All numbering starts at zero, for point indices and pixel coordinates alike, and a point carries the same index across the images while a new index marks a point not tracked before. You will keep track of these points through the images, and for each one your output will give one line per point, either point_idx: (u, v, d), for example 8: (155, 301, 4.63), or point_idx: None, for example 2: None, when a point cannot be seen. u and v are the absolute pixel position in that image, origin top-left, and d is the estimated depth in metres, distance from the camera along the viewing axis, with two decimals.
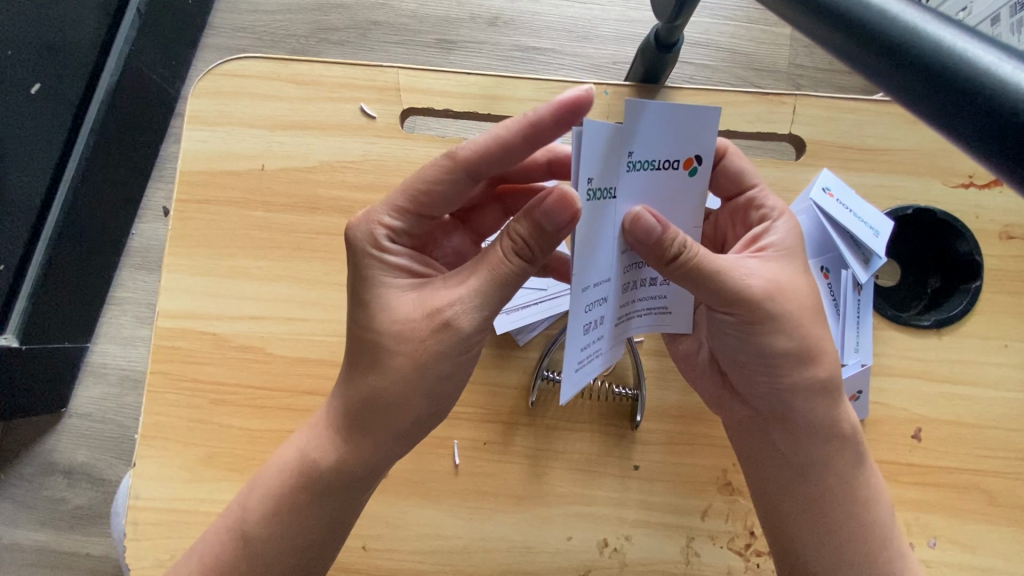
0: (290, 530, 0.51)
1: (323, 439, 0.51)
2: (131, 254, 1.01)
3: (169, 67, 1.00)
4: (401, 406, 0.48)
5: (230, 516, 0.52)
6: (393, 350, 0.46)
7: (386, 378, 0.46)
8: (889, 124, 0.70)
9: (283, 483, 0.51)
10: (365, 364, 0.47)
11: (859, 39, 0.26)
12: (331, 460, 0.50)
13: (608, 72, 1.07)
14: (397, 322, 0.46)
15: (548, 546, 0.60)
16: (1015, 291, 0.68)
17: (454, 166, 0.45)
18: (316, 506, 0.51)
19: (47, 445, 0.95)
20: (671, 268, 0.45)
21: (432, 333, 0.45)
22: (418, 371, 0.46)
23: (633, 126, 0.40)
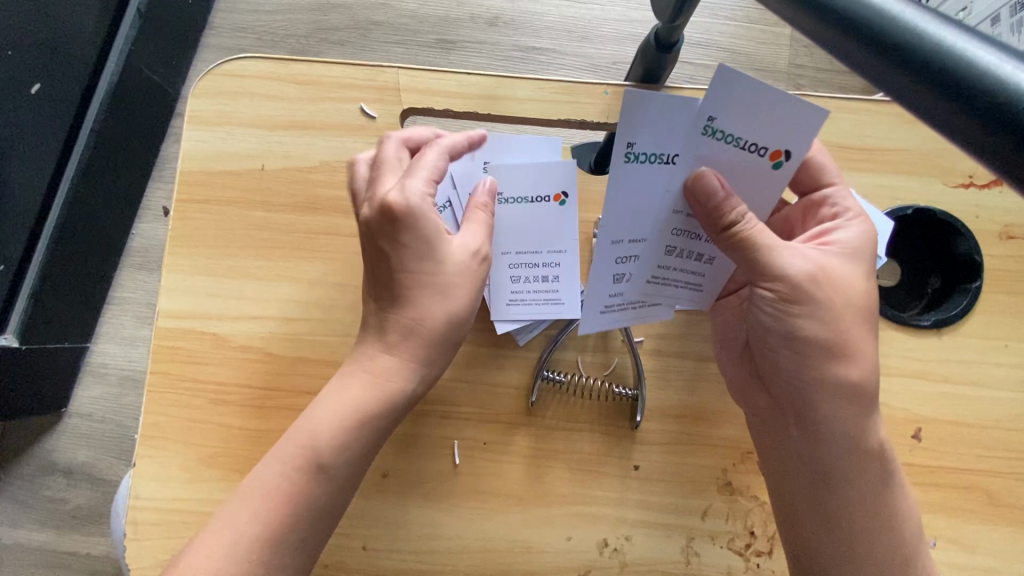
0: (350, 461, 0.53)
1: (388, 376, 0.54)
2: (131, 254, 1.01)
3: (169, 67, 1.00)
4: (456, 326, 0.55)
5: (294, 453, 0.52)
6: (451, 281, 0.53)
7: (445, 306, 0.53)
8: (889, 124, 0.70)
9: (344, 422, 0.52)
10: (426, 300, 0.53)
11: (859, 39, 0.26)
12: (393, 382, 0.54)
13: (608, 72, 1.07)
14: (451, 262, 0.53)
15: (548, 546, 0.60)
16: (1015, 291, 0.68)
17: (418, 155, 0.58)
18: (372, 441, 0.54)
19: (47, 445, 0.95)
20: (722, 231, 0.50)
21: (477, 267, 0.54)
22: (471, 295, 0.54)
23: (728, 104, 0.45)
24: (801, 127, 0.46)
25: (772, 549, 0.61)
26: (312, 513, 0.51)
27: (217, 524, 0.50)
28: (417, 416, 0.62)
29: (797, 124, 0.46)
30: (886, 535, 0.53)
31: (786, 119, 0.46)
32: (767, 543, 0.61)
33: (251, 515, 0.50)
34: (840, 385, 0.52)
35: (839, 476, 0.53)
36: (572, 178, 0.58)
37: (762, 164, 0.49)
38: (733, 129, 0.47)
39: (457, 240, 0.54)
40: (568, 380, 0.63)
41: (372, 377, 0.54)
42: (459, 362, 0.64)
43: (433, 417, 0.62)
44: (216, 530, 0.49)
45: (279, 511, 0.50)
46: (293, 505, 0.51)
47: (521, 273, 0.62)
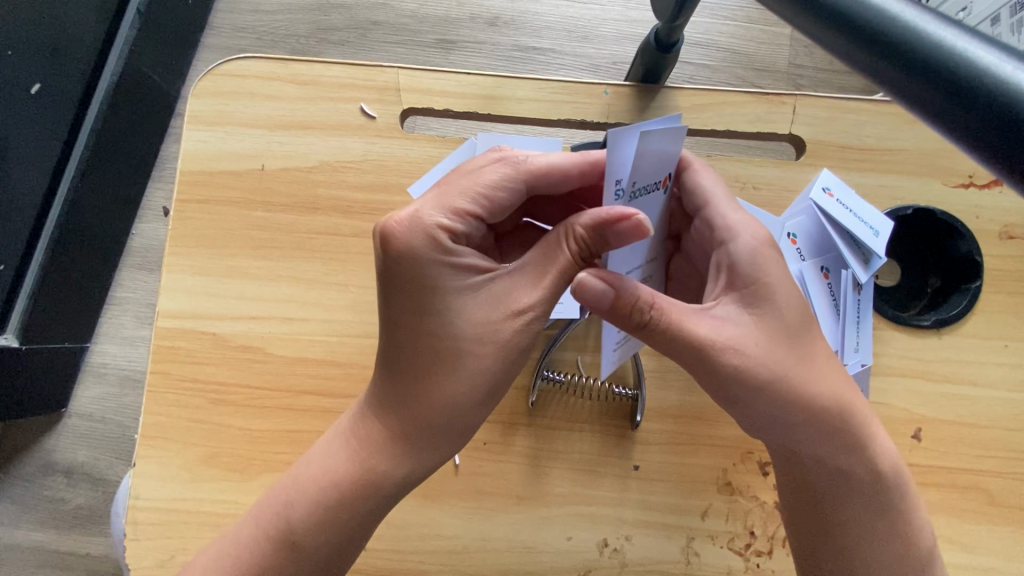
0: (342, 535, 0.50)
1: (378, 446, 0.50)
2: (131, 254, 1.01)
3: (169, 67, 1.00)
4: (468, 409, 0.48)
5: (270, 522, 0.51)
6: (469, 353, 0.46)
7: (460, 382, 0.46)
8: (889, 124, 0.70)
9: (330, 487, 0.50)
10: (438, 369, 0.46)
11: (858, 39, 0.26)
12: (379, 463, 0.50)
13: (608, 72, 1.07)
14: (471, 323, 0.46)
15: (548, 546, 0.60)
16: (1015, 291, 0.68)
17: (520, 179, 0.50)
18: (377, 505, 0.50)
19: (47, 445, 0.95)
20: (645, 333, 0.46)
21: (504, 333, 0.46)
22: (491, 369, 0.47)
23: (640, 162, 0.43)
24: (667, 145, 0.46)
25: (772, 549, 0.61)
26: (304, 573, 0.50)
27: (221, 546, 0.52)
28: None
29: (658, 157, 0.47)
30: (898, 547, 0.53)
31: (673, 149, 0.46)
32: (768, 543, 0.61)
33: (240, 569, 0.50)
34: (821, 424, 0.50)
35: (832, 498, 0.53)
36: None
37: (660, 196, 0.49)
38: (646, 180, 0.45)
39: (491, 291, 0.46)
40: (568, 380, 0.63)
41: (354, 446, 0.50)
42: None
43: None
44: (209, 564, 0.50)
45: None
46: (280, 573, 0.50)
47: None
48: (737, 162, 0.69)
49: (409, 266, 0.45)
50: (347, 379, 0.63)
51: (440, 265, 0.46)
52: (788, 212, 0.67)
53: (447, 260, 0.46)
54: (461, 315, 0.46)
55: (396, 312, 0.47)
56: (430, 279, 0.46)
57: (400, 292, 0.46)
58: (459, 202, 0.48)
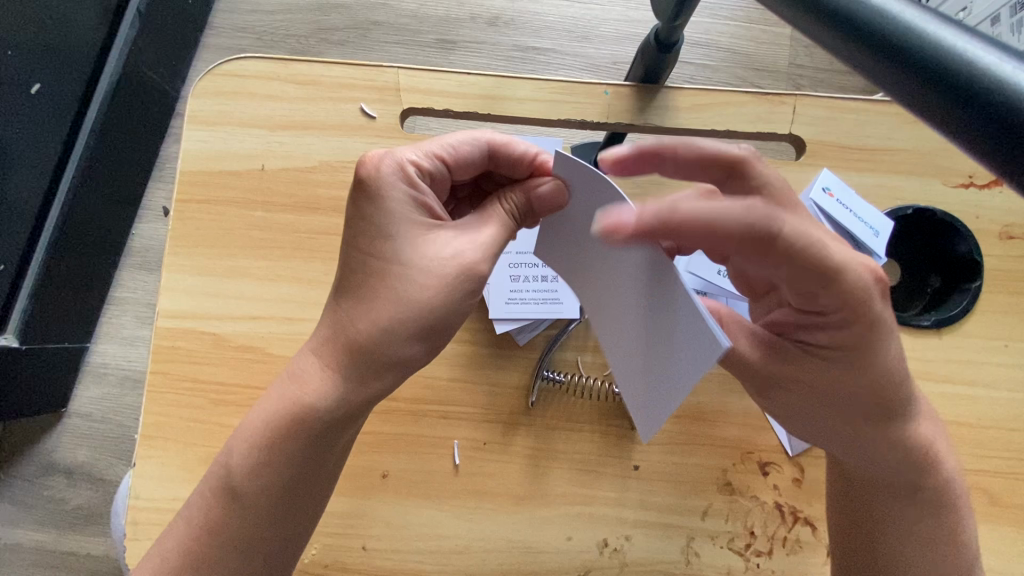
0: (284, 472, 0.49)
1: (314, 375, 0.48)
2: (131, 254, 1.01)
3: (169, 67, 1.00)
4: (403, 347, 0.47)
5: (216, 477, 0.50)
6: (412, 284, 0.46)
7: (397, 312, 0.46)
8: (888, 124, 0.70)
9: (264, 434, 0.48)
10: (382, 294, 0.46)
11: (856, 37, 0.26)
12: (319, 386, 0.48)
13: (609, 72, 1.07)
14: (420, 255, 0.47)
15: (548, 546, 0.60)
16: (1015, 291, 0.68)
17: (485, 143, 0.52)
18: (309, 451, 0.49)
19: (48, 445, 0.95)
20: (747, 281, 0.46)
21: (448, 269, 0.46)
22: (431, 303, 0.46)
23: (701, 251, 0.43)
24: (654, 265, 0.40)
25: (772, 549, 0.61)
26: (257, 527, 0.49)
27: (162, 540, 0.50)
28: (417, 416, 0.62)
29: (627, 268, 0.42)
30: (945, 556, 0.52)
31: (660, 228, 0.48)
32: (767, 543, 0.61)
33: (195, 536, 0.49)
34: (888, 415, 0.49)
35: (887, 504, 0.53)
36: None
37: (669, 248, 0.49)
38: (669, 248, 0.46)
39: (442, 234, 0.48)
40: (568, 380, 0.63)
41: (297, 376, 0.49)
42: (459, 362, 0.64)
43: (433, 417, 0.62)
44: (165, 541, 0.49)
45: (218, 536, 0.48)
46: (229, 524, 0.48)
47: (522, 273, 0.67)
48: None
49: (375, 188, 0.48)
50: None
51: (403, 194, 0.48)
52: None
53: (411, 193, 0.48)
54: (411, 244, 0.47)
55: (356, 232, 0.48)
56: (387, 203, 0.47)
57: (363, 212, 0.48)
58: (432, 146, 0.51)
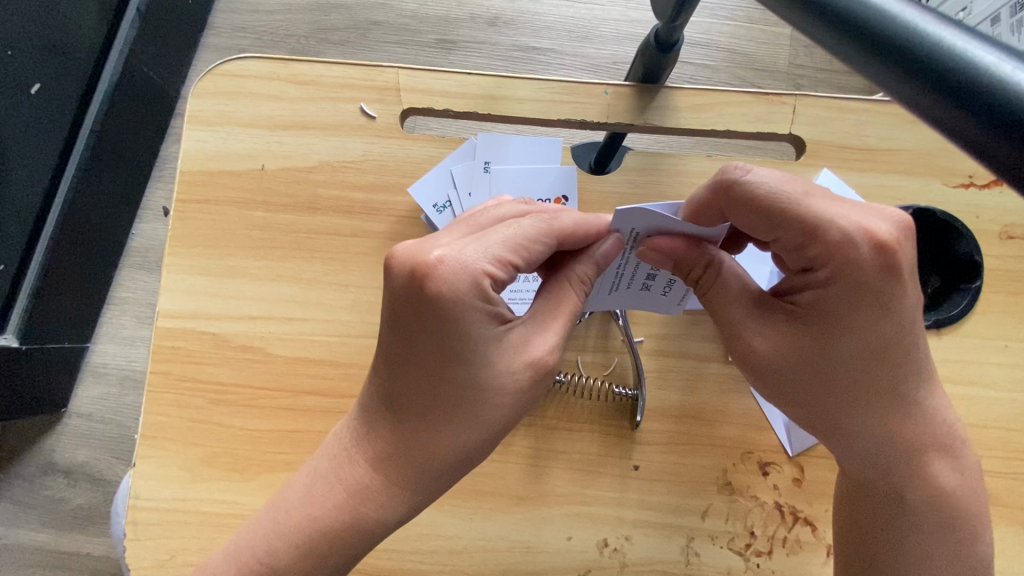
0: (333, 569, 0.50)
1: (375, 494, 0.49)
2: (131, 254, 1.01)
3: (169, 67, 1.00)
4: (476, 453, 0.49)
5: (247, 568, 0.49)
6: (487, 401, 0.47)
7: (474, 430, 0.47)
8: (888, 124, 0.70)
9: (314, 537, 0.49)
10: (452, 414, 0.47)
11: (856, 40, 0.26)
12: (369, 508, 0.49)
13: (608, 72, 1.07)
14: (496, 372, 0.47)
15: (548, 546, 0.60)
16: (1015, 291, 0.68)
17: (553, 236, 0.48)
18: (367, 546, 0.50)
19: (48, 445, 0.95)
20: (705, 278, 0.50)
21: (523, 380, 0.47)
22: (507, 415, 0.48)
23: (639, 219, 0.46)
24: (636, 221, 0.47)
25: (772, 549, 0.61)
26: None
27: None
28: None
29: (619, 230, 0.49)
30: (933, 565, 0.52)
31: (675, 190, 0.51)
32: (767, 543, 0.61)
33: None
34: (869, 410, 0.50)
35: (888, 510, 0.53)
36: (572, 182, 0.67)
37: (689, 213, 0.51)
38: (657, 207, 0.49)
39: (511, 338, 0.47)
40: (568, 380, 0.63)
41: (334, 479, 0.50)
42: None
43: None
44: None
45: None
46: None
47: None
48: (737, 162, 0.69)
49: (448, 314, 0.43)
50: (347, 379, 0.63)
51: (481, 316, 0.45)
52: None
53: (487, 311, 0.45)
54: (486, 364, 0.46)
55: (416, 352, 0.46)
56: (467, 332, 0.44)
57: (423, 330, 0.45)
58: (500, 249, 0.45)
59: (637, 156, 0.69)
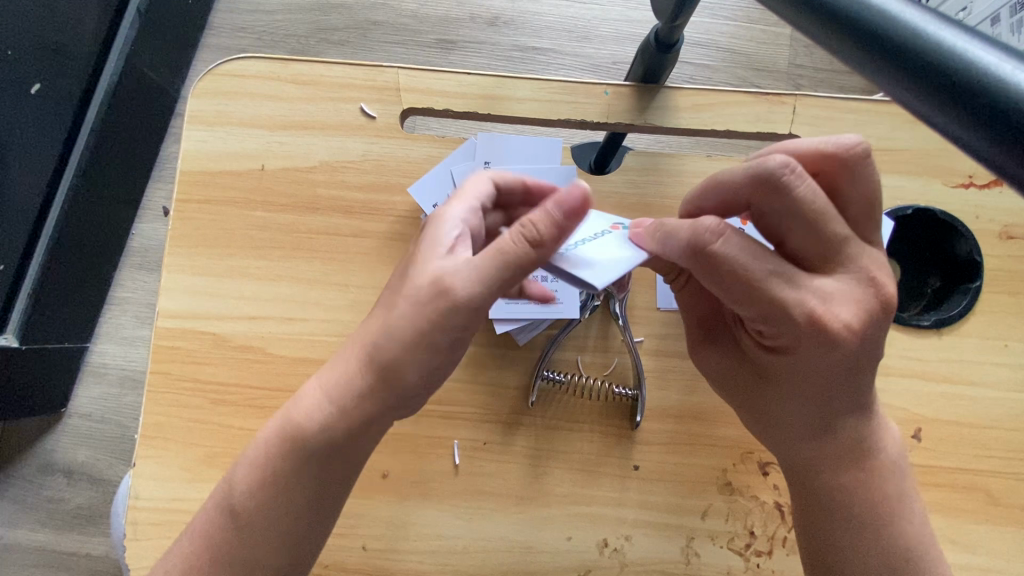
0: (274, 498, 0.49)
1: (310, 399, 0.49)
2: (131, 254, 1.01)
3: (169, 67, 1.00)
4: (390, 378, 0.46)
5: (220, 494, 0.51)
6: (397, 317, 0.45)
7: (383, 347, 0.46)
8: (888, 124, 0.70)
9: (266, 457, 0.49)
10: (373, 332, 0.47)
11: (857, 39, 0.26)
12: (311, 418, 0.48)
13: (608, 72, 1.07)
14: (406, 294, 0.45)
15: (548, 546, 0.60)
16: (1015, 291, 0.68)
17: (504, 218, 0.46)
18: (303, 472, 0.49)
19: (47, 445, 0.95)
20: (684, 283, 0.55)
21: (431, 305, 0.44)
22: (414, 336, 0.45)
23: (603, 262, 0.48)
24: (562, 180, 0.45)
25: (772, 549, 0.61)
26: (255, 541, 0.49)
27: (185, 535, 0.52)
28: (417, 416, 0.62)
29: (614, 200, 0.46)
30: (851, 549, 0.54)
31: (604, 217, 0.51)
32: (767, 543, 0.61)
33: (209, 553, 0.50)
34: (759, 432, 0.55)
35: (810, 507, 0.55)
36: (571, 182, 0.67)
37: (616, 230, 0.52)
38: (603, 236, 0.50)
39: (430, 267, 0.45)
40: (568, 380, 0.63)
41: (299, 405, 0.49)
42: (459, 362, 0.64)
43: (433, 417, 0.62)
44: (173, 551, 0.51)
45: (229, 553, 0.49)
46: (225, 545, 0.49)
47: None
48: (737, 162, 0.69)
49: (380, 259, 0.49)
50: None
51: (411, 247, 0.47)
52: None
53: (405, 256, 0.48)
54: (398, 288, 0.46)
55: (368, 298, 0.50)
56: (388, 268, 0.48)
57: (375, 279, 0.50)
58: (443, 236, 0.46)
59: (637, 156, 0.69)
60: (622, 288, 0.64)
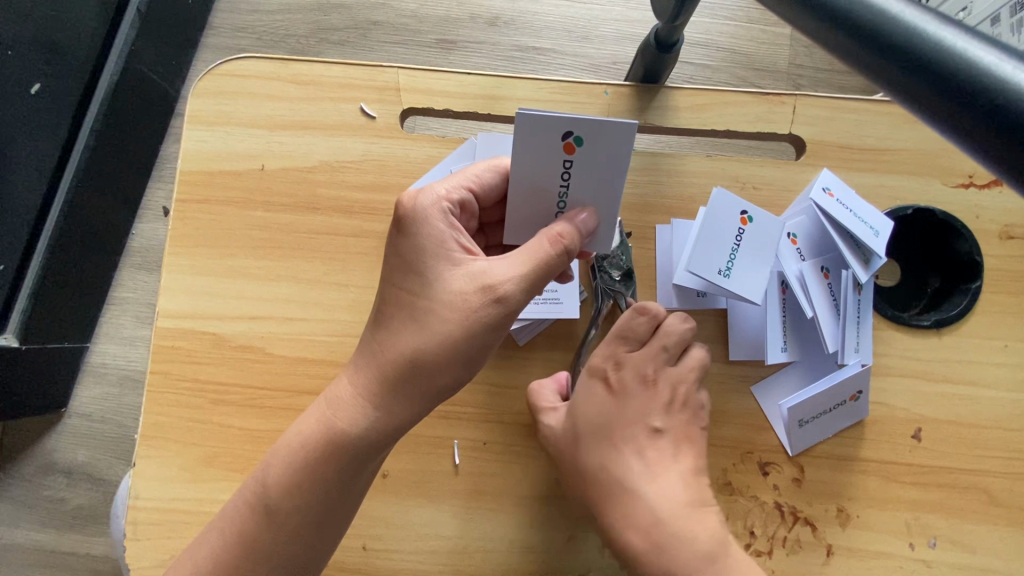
0: (311, 498, 0.50)
1: (347, 406, 0.49)
2: (131, 254, 1.01)
3: (169, 67, 1.00)
4: (429, 375, 0.48)
5: (250, 492, 0.51)
6: (442, 314, 0.47)
7: (424, 338, 0.47)
8: (888, 124, 0.70)
9: (301, 458, 0.49)
10: (410, 322, 0.48)
11: (857, 39, 0.26)
12: (341, 417, 0.49)
13: (608, 73, 1.07)
14: (452, 288, 0.47)
15: (548, 546, 0.60)
16: (1014, 291, 0.68)
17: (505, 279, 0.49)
18: (332, 470, 0.49)
19: (47, 445, 0.95)
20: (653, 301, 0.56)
21: (479, 303, 0.47)
22: (457, 334, 0.47)
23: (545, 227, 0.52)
24: (543, 129, 0.47)
25: (772, 549, 0.61)
26: (281, 541, 0.50)
27: (207, 534, 0.52)
28: None
29: (607, 156, 0.48)
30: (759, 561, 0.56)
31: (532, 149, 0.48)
32: (767, 543, 0.61)
33: (230, 553, 0.50)
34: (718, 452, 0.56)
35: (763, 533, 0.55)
36: None
37: (558, 150, 0.47)
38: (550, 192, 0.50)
39: (473, 267, 0.48)
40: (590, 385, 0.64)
41: (326, 407, 0.50)
42: None
43: (433, 417, 0.62)
44: (199, 548, 0.51)
45: (254, 553, 0.50)
46: (260, 545, 0.50)
47: None
48: (737, 162, 0.69)
49: (404, 243, 0.49)
50: None
51: (441, 240, 0.49)
52: (788, 212, 0.68)
53: (439, 244, 0.49)
54: (443, 280, 0.48)
55: (389, 281, 0.50)
56: (425, 251, 0.48)
57: (397, 263, 0.49)
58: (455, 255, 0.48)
59: (637, 156, 0.69)
60: (627, 286, 0.65)
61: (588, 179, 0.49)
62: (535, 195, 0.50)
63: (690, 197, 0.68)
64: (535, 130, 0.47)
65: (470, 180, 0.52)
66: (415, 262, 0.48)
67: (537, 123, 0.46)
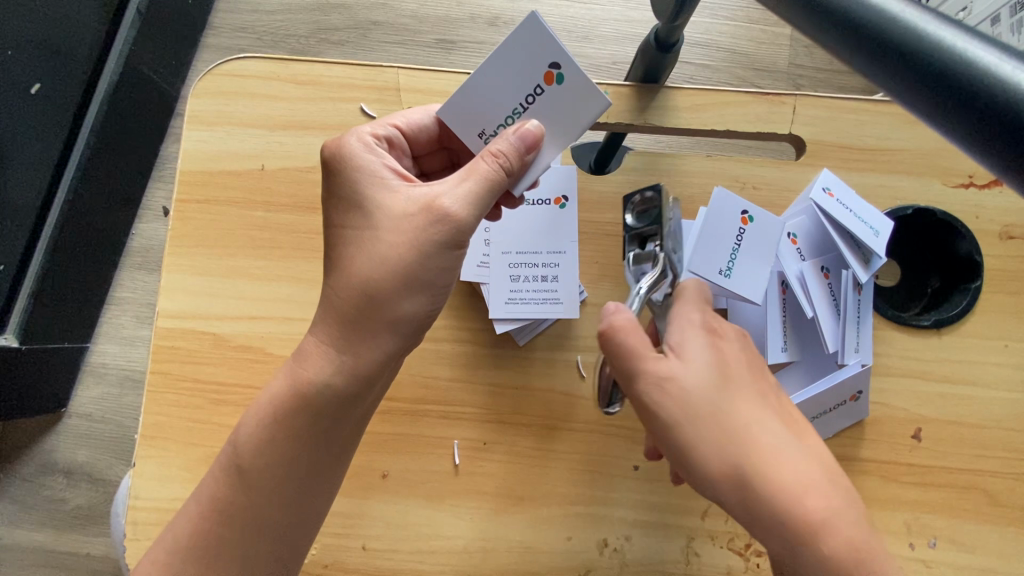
0: (284, 457, 0.49)
1: (312, 356, 0.49)
2: (131, 254, 1.01)
3: (169, 67, 1.00)
4: (383, 300, 0.47)
5: (226, 458, 0.51)
6: (384, 238, 0.46)
7: (371, 262, 0.46)
8: (888, 124, 0.70)
9: (270, 415, 0.49)
10: (354, 252, 0.47)
11: (858, 39, 0.26)
12: (309, 370, 0.48)
13: (608, 72, 1.07)
14: (391, 212, 0.47)
15: (548, 546, 0.60)
16: (1014, 291, 0.68)
17: (478, 204, 0.47)
18: (312, 431, 0.49)
19: (47, 445, 0.95)
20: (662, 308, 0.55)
21: (422, 223, 0.46)
22: (406, 255, 0.46)
23: (464, 119, 0.48)
24: (536, 43, 0.44)
25: None
26: (258, 510, 0.49)
27: (186, 511, 0.51)
28: (416, 416, 0.62)
29: (579, 107, 0.46)
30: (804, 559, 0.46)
31: (521, 47, 0.44)
32: None
33: (210, 523, 0.50)
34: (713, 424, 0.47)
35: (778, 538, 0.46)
36: (572, 182, 0.66)
37: (542, 72, 0.45)
38: (504, 110, 0.47)
39: (412, 192, 0.48)
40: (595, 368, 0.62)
41: (295, 364, 0.50)
42: (459, 362, 0.64)
43: (433, 417, 0.62)
44: (182, 518, 0.51)
45: (228, 520, 0.49)
46: (237, 510, 0.49)
47: (521, 272, 0.65)
48: (737, 162, 0.69)
49: (337, 176, 0.49)
50: None
51: (374, 168, 0.49)
52: (788, 212, 0.68)
53: (373, 174, 0.49)
54: (380, 206, 0.47)
55: (330, 217, 0.50)
56: (361, 181, 0.48)
57: (333, 200, 0.50)
58: (392, 184, 0.48)
59: (637, 157, 0.69)
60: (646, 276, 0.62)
61: (547, 115, 0.47)
62: (485, 100, 0.47)
63: (690, 197, 0.68)
64: (530, 35, 0.44)
65: (400, 120, 0.54)
66: (353, 194, 0.48)
67: (537, 30, 0.43)
